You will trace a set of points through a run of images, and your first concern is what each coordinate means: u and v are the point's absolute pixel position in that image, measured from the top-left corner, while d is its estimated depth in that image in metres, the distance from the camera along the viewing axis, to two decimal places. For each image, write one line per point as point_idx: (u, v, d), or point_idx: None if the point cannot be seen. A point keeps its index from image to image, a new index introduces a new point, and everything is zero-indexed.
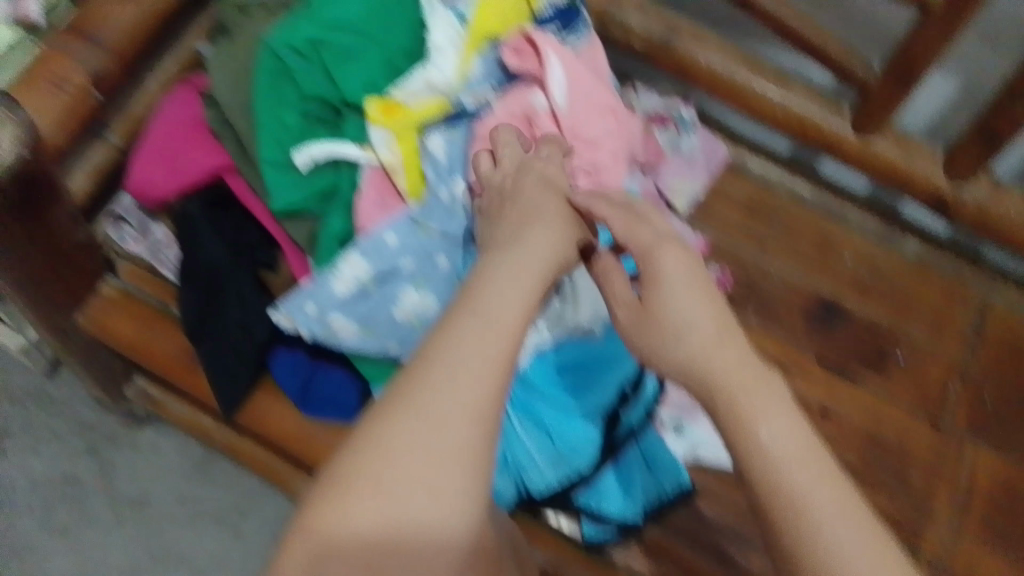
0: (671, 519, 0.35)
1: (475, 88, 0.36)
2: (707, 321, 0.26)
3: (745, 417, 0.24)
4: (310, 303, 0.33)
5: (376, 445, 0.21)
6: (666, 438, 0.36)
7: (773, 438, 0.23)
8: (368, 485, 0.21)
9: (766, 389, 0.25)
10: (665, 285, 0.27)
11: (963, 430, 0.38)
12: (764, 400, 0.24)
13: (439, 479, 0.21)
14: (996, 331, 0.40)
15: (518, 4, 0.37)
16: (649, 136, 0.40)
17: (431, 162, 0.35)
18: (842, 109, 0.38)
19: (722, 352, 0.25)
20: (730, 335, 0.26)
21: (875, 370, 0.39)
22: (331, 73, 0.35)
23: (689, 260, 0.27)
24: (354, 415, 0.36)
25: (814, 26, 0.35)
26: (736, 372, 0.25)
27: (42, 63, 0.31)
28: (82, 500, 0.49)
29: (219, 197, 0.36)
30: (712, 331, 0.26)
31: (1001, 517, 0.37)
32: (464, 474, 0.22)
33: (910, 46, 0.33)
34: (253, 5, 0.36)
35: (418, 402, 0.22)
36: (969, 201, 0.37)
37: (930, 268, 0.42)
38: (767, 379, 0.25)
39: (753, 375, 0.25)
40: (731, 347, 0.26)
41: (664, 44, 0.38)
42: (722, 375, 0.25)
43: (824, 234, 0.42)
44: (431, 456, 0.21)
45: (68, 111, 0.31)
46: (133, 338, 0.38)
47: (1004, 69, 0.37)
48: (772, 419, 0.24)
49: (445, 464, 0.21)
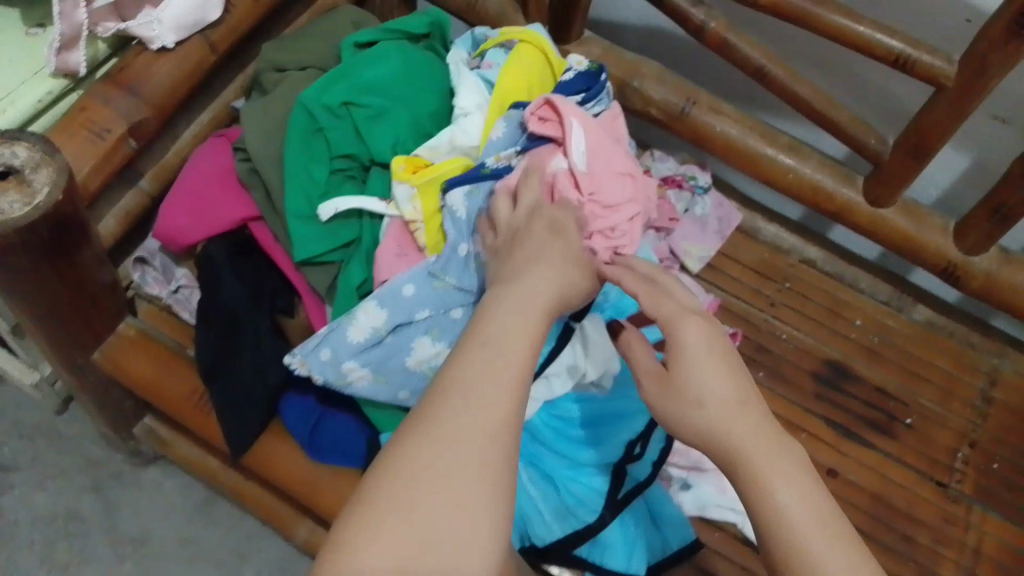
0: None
1: (498, 148, 0.34)
2: (725, 393, 0.24)
3: (761, 482, 0.23)
4: (324, 349, 0.31)
5: (392, 480, 0.20)
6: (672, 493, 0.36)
7: (795, 515, 0.22)
8: (387, 520, 0.19)
9: (784, 452, 0.23)
10: (685, 353, 0.25)
11: (971, 495, 0.39)
12: (785, 469, 0.23)
13: (461, 513, 0.20)
14: (1004, 397, 0.42)
15: (543, 74, 0.37)
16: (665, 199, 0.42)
17: (451, 218, 0.32)
18: (855, 181, 0.40)
19: (740, 422, 0.24)
20: (748, 402, 0.24)
21: (885, 433, 0.40)
22: (361, 129, 0.34)
23: (710, 330, 0.26)
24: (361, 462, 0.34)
25: (829, 101, 0.37)
26: (754, 439, 0.23)
27: (79, 112, 0.31)
28: (83, 537, 0.49)
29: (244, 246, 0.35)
30: (731, 398, 0.24)
31: None
32: (485, 509, 0.20)
33: (921, 125, 0.35)
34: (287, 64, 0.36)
35: (436, 435, 0.21)
36: (980, 270, 0.39)
37: (938, 333, 0.43)
38: (785, 445, 0.24)
39: (773, 441, 0.24)
40: (750, 416, 0.24)
41: (681, 114, 0.40)
42: (740, 441, 0.23)
43: (835, 298, 0.43)
44: (449, 489, 0.20)
45: (103, 158, 0.31)
46: (148, 379, 0.36)
47: (1013, 148, 0.39)
48: (791, 484, 0.22)
49: (464, 498, 0.20)
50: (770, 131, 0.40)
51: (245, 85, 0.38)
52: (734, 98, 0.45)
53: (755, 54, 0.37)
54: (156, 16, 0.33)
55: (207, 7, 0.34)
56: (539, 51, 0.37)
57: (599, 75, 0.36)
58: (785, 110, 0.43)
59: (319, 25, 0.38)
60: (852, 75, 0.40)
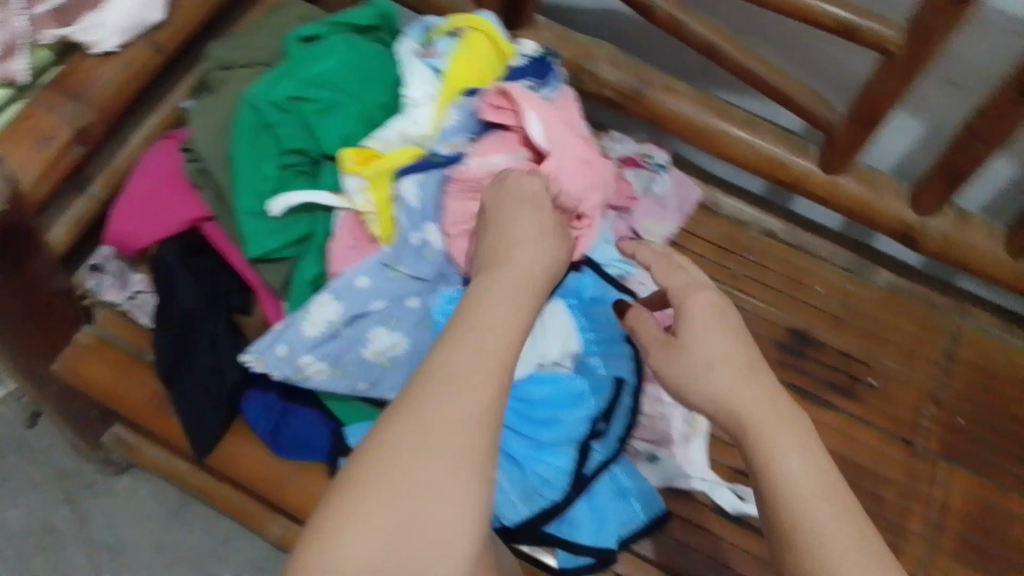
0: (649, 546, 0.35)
1: (449, 138, 0.35)
2: (735, 362, 0.26)
3: (771, 450, 0.24)
4: (279, 345, 0.32)
5: (383, 460, 0.20)
6: (640, 467, 0.36)
7: (806, 484, 0.23)
8: (378, 500, 0.20)
9: (792, 424, 0.25)
10: (696, 324, 0.27)
11: (937, 452, 0.40)
12: (791, 439, 0.24)
13: (446, 491, 0.20)
14: (967, 355, 0.42)
15: (492, 59, 0.37)
16: (623, 180, 0.42)
17: (403, 207, 0.33)
18: (809, 152, 0.40)
19: (750, 391, 0.25)
20: (763, 378, 0.26)
21: (851, 396, 0.40)
22: (310, 125, 0.33)
23: (719, 304, 0.27)
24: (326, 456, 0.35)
25: (781, 74, 0.37)
26: (762, 409, 0.25)
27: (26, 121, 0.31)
28: (58, 549, 0.49)
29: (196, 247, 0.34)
30: (739, 368, 0.26)
31: (976, 531, 0.38)
32: (469, 485, 0.21)
33: (870, 93, 0.36)
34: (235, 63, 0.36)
35: (424, 415, 0.21)
36: (936, 231, 0.40)
37: (899, 296, 0.44)
38: (795, 419, 0.25)
39: (782, 412, 0.25)
40: (757, 386, 0.25)
41: (635, 94, 0.41)
42: (749, 412, 0.25)
43: (796, 267, 0.44)
44: (437, 467, 0.20)
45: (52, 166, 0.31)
46: (105, 383, 0.36)
47: (963, 110, 0.39)
48: (798, 454, 0.24)
49: (450, 475, 0.20)
50: (725, 106, 0.41)
51: (192, 86, 0.38)
52: (687, 75, 0.45)
53: (705, 30, 0.37)
54: (98, 21, 0.33)
55: (150, 7, 0.34)
56: (488, 38, 0.36)
57: (548, 60, 0.37)
58: (737, 85, 0.44)
59: (263, 22, 0.38)
60: (801, 47, 0.40)
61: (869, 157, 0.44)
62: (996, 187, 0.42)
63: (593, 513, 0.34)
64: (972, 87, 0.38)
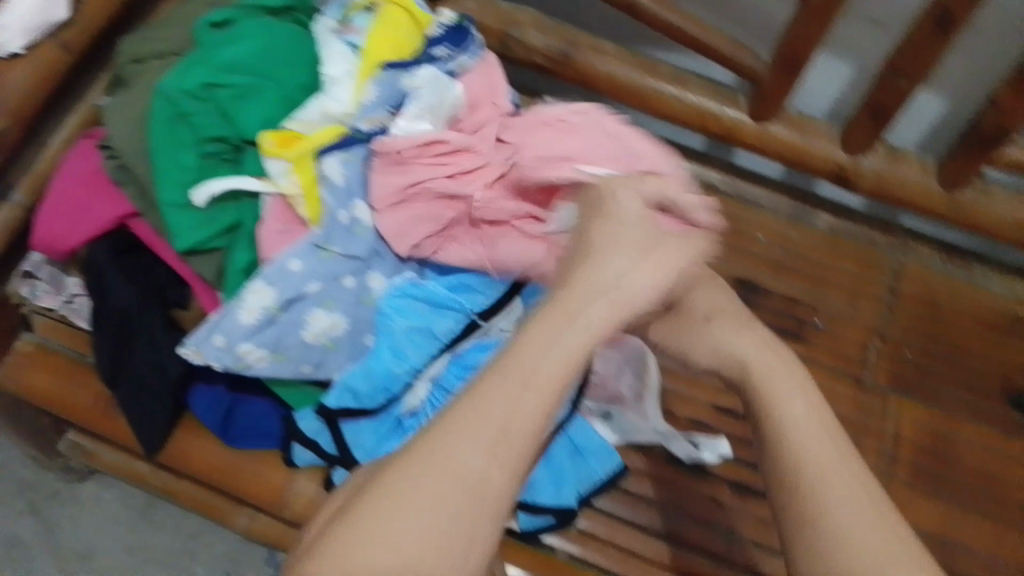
0: (605, 500, 0.37)
1: (370, 113, 0.35)
2: (736, 326, 0.32)
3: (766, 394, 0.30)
4: (216, 337, 0.32)
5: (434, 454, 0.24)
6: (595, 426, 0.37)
7: (803, 430, 0.29)
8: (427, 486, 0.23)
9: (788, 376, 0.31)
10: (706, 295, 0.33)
11: (885, 386, 0.41)
12: (790, 388, 0.30)
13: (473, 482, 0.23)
14: (911, 290, 0.43)
15: (409, 29, 0.37)
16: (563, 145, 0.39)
17: (329, 186, 0.34)
18: (739, 101, 0.40)
19: (743, 342, 0.31)
20: (773, 355, 0.31)
21: (797, 337, 0.41)
22: (227, 111, 0.33)
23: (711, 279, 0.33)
24: (280, 441, 0.37)
25: (703, 25, 0.37)
26: (757, 357, 0.31)
27: None
28: (27, 559, 0.49)
29: (126, 246, 0.34)
30: (742, 330, 0.32)
31: (928, 459, 0.39)
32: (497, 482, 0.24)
33: (791, 38, 0.36)
34: (150, 55, 0.35)
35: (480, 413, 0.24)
36: (869, 169, 0.40)
37: (841, 237, 0.44)
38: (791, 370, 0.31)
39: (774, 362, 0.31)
40: (752, 339, 0.32)
41: (564, 58, 0.40)
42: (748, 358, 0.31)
43: (736, 215, 0.44)
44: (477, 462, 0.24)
45: None
46: (48, 390, 0.37)
47: (886, 47, 0.40)
48: (792, 401, 0.30)
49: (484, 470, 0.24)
50: (654, 64, 0.41)
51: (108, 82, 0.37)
52: (616, 36, 0.45)
53: None
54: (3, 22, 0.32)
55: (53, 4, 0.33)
56: (404, 12, 0.37)
57: (466, 27, 0.37)
58: (662, 41, 0.44)
59: (176, 13, 0.37)
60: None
61: (795, 102, 0.44)
62: (927, 121, 0.43)
63: (550, 473, 0.35)
64: (894, 22, 0.38)
